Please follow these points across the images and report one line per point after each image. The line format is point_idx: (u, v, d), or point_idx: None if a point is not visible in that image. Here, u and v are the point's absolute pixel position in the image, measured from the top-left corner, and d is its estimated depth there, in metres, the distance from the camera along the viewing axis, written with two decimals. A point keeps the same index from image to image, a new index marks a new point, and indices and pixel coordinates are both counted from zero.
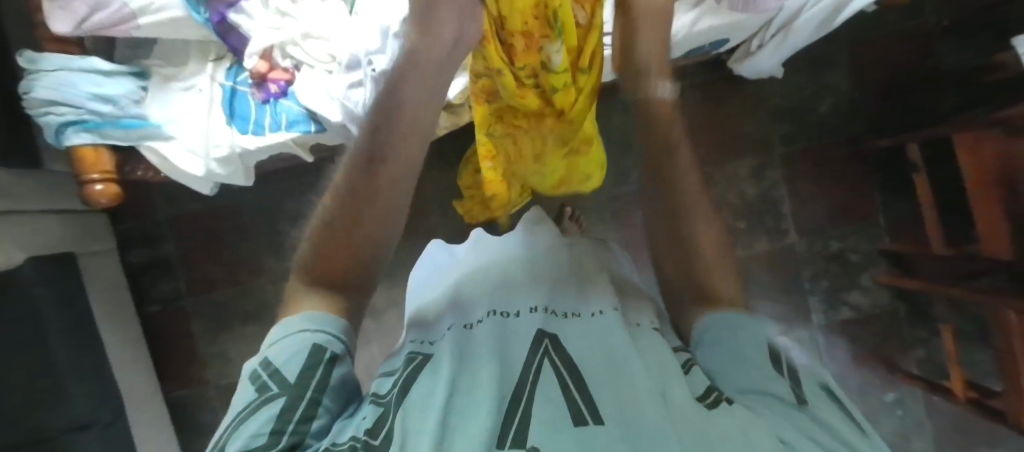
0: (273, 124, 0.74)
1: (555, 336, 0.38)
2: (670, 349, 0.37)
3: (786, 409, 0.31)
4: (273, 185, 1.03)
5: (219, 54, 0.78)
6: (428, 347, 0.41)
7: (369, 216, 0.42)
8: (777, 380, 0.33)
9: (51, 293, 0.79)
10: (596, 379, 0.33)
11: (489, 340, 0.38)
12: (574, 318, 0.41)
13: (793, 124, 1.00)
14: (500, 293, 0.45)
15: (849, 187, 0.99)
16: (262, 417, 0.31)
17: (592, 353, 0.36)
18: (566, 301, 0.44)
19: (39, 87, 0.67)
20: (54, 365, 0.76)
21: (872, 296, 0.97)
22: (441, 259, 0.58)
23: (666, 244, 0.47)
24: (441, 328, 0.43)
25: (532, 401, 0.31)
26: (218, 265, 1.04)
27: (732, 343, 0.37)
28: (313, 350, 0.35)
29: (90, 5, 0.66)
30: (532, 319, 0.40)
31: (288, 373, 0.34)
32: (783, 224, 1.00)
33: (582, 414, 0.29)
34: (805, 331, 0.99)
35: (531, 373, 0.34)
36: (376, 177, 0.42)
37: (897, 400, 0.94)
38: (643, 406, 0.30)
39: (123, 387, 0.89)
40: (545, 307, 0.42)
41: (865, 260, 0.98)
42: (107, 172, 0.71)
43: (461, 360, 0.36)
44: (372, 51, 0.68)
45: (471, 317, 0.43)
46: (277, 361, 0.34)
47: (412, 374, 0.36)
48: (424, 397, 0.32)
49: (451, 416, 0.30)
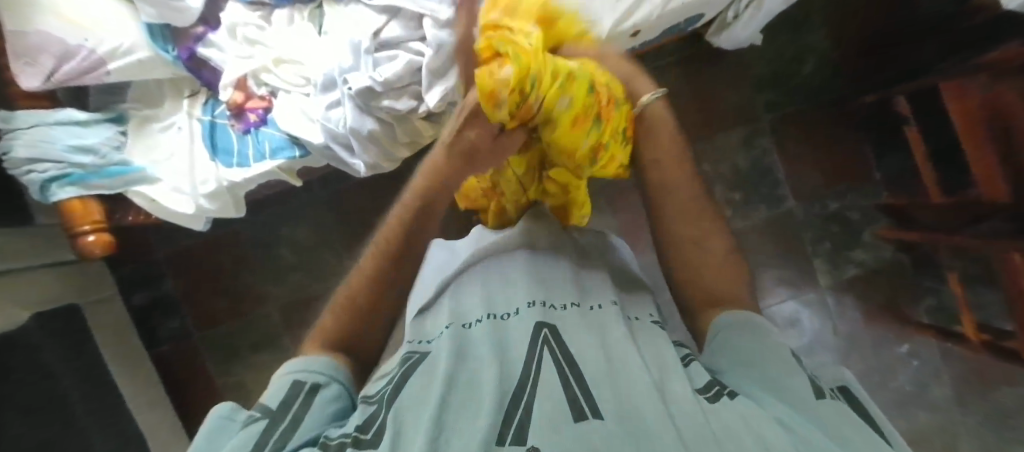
0: (257, 154, 0.73)
1: (554, 328, 0.38)
2: (669, 342, 0.38)
3: (797, 400, 0.30)
4: (267, 212, 1.03)
5: (193, 90, 0.78)
6: (427, 347, 0.40)
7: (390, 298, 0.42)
8: (797, 374, 0.32)
9: (57, 345, 0.79)
10: (595, 374, 0.32)
11: (489, 338, 0.37)
12: (574, 309, 0.41)
13: (778, 90, 1.00)
14: (498, 294, 0.43)
15: (839, 147, 0.99)
16: (240, 438, 0.31)
17: (593, 346, 0.35)
18: (563, 291, 0.43)
19: (18, 145, 0.65)
20: (75, 415, 0.76)
21: (876, 251, 0.97)
22: (442, 258, 0.55)
23: (683, 225, 0.44)
24: (437, 328, 0.42)
25: (532, 399, 0.31)
26: (222, 298, 1.05)
27: (743, 335, 0.37)
28: (293, 384, 0.35)
29: (57, 57, 0.66)
30: (531, 313, 0.39)
31: (271, 405, 0.33)
32: (778, 190, 1.01)
33: (582, 408, 0.29)
34: (813, 292, 0.99)
35: (533, 368, 0.34)
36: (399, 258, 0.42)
37: (911, 351, 0.94)
38: (643, 403, 0.30)
39: (145, 429, 0.89)
40: (542, 300, 0.41)
41: (865, 216, 0.97)
42: (97, 221, 0.68)
43: (460, 356, 0.35)
44: (346, 69, 0.68)
45: (469, 317, 0.41)
46: (262, 399, 0.35)
47: (405, 375, 0.35)
48: (417, 395, 0.32)
49: (448, 412, 0.30)
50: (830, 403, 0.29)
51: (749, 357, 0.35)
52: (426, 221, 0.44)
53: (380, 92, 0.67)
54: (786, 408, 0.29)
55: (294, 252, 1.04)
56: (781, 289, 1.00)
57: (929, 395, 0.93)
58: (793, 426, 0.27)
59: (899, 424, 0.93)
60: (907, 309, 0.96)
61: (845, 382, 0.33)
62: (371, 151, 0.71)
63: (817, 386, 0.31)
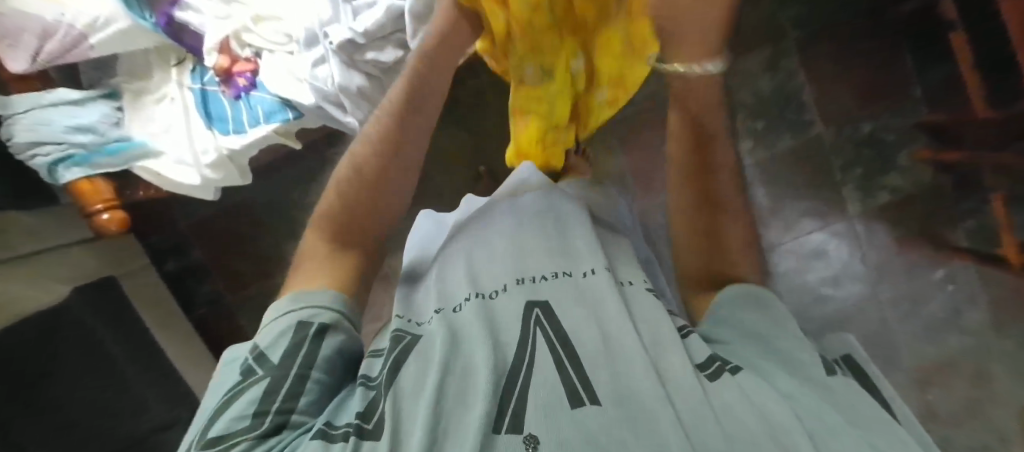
0: (252, 119, 0.72)
1: (547, 305, 0.36)
2: (666, 313, 0.36)
3: (811, 377, 0.31)
4: (278, 176, 1.04)
5: (180, 57, 0.76)
6: (416, 328, 0.38)
7: (388, 184, 0.45)
8: (807, 348, 0.33)
9: (101, 316, 0.84)
10: (593, 356, 0.32)
11: (478, 317, 0.36)
12: (564, 278, 0.39)
13: (804, 3, 0.91)
14: (489, 264, 0.42)
15: (872, 62, 0.90)
16: (246, 397, 0.31)
17: (588, 322, 0.34)
18: (548, 260, 0.41)
19: (18, 130, 0.66)
20: (127, 378, 0.83)
21: (913, 175, 0.90)
22: (433, 232, 0.54)
23: (698, 216, 0.44)
24: (428, 310, 0.40)
25: (525, 386, 0.30)
26: (246, 261, 1.08)
27: (761, 323, 0.36)
28: (298, 327, 0.35)
29: (38, 36, 0.64)
30: (519, 292, 0.38)
31: (272, 356, 0.34)
32: (806, 115, 0.94)
33: (579, 392, 0.29)
34: (842, 223, 0.94)
35: (527, 351, 0.33)
36: (400, 139, 0.45)
37: (948, 276, 0.89)
38: (642, 384, 0.29)
39: (194, 384, 0.96)
40: (530, 274, 0.40)
41: (902, 137, 0.90)
42: (108, 199, 0.70)
43: (453, 340, 0.35)
44: (325, 22, 0.65)
45: (456, 298, 0.40)
46: (263, 343, 0.35)
47: (401, 355, 0.34)
48: (414, 381, 0.32)
49: (446, 397, 0.30)
50: (841, 378, 0.31)
51: (767, 349, 0.35)
52: (425, 104, 0.47)
53: (362, 44, 0.63)
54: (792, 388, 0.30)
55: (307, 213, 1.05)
56: (806, 221, 0.95)
57: (964, 321, 0.89)
58: (799, 399, 0.28)
59: (930, 351, 0.90)
60: (942, 232, 0.89)
61: (850, 350, 0.36)
62: (364, 108, 0.68)
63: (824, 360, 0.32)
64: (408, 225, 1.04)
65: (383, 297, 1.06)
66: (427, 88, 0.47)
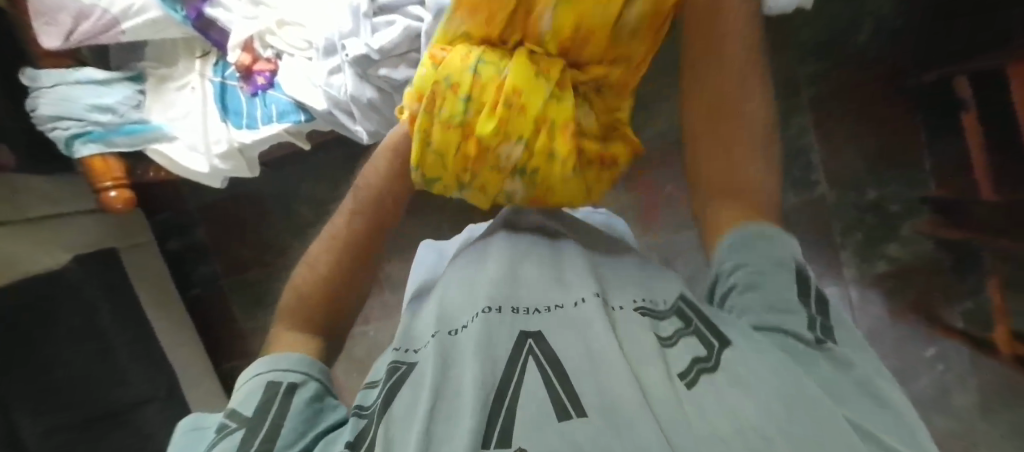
0: (265, 116, 0.74)
1: (538, 333, 0.34)
2: (648, 329, 0.34)
3: (802, 356, 0.31)
4: (290, 169, 1.07)
5: (204, 50, 0.79)
6: (411, 356, 0.37)
7: (340, 293, 0.44)
8: (795, 315, 0.33)
9: (100, 286, 0.87)
10: (579, 370, 0.31)
11: (473, 341, 0.33)
12: (556, 310, 0.36)
13: (823, 62, 0.92)
14: (475, 290, 0.39)
15: (885, 131, 0.90)
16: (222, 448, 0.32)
17: (576, 344, 0.33)
18: (542, 292, 0.38)
19: (44, 103, 0.70)
20: (114, 350, 0.85)
21: (912, 247, 0.88)
22: (430, 258, 0.55)
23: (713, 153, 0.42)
24: (424, 334, 0.38)
25: (513, 403, 0.29)
26: (247, 248, 1.11)
27: (773, 282, 0.35)
28: (268, 386, 0.36)
29: (74, 17, 0.68)
30: (510, 320, 0.35)
31: (246, 410, 0.34)
32: (811, 174, 0.94)
33: (564, 403, 0.28)
34: (836, 284, 0.93)
35: (516, 376, 0.31)
36: (356, 254, 0.44)
37: (938, 354, 0.87)
38: (623, 390, 0.29)
39: (177, 363, 0.96)
40: (508, 303, 0.36)
41: (906, 209, 0.88)
42: (118, 178, 0.73)
43: (444, 367, 0.33)
44: (344, 34, 0.67)
45: (456, 321, 0.37)
46: (235, 404, 0.35)
47: (394, 388, 0.34)
48: (407, 409, 0.31)
49: (436, 422, 0.29)
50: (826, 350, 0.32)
51: (769, 310, 0.34)
52: (378, 221, 0.45)
53: (376, 60, 0.66)
54: (770, 370, 0.29)
55: (311, 209, 1.07)
56: None
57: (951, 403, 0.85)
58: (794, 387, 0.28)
59: None
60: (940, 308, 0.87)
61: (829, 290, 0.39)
62: (373, 118, 0.69)
63: (813, 327, 0.33)
64: (405, 233, 1.04)
65: (373, 301, 1.06)
66: (383, 203, 0.45)
